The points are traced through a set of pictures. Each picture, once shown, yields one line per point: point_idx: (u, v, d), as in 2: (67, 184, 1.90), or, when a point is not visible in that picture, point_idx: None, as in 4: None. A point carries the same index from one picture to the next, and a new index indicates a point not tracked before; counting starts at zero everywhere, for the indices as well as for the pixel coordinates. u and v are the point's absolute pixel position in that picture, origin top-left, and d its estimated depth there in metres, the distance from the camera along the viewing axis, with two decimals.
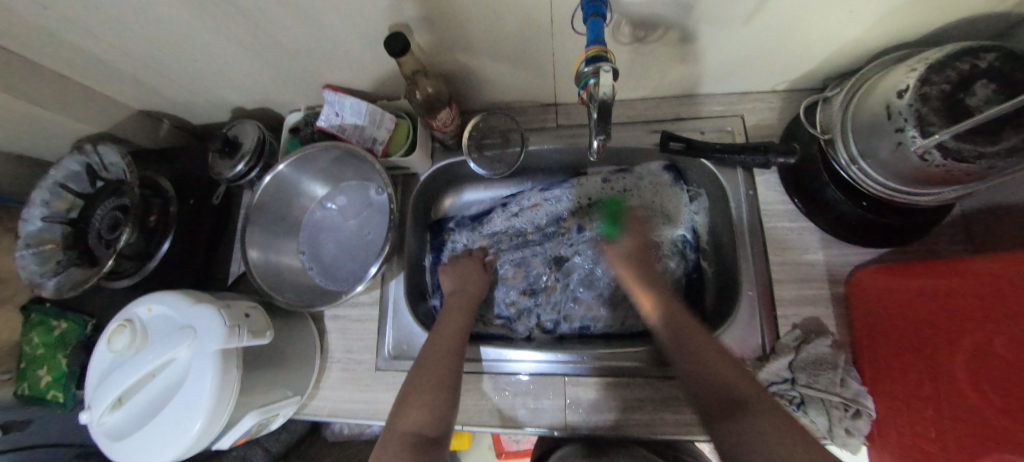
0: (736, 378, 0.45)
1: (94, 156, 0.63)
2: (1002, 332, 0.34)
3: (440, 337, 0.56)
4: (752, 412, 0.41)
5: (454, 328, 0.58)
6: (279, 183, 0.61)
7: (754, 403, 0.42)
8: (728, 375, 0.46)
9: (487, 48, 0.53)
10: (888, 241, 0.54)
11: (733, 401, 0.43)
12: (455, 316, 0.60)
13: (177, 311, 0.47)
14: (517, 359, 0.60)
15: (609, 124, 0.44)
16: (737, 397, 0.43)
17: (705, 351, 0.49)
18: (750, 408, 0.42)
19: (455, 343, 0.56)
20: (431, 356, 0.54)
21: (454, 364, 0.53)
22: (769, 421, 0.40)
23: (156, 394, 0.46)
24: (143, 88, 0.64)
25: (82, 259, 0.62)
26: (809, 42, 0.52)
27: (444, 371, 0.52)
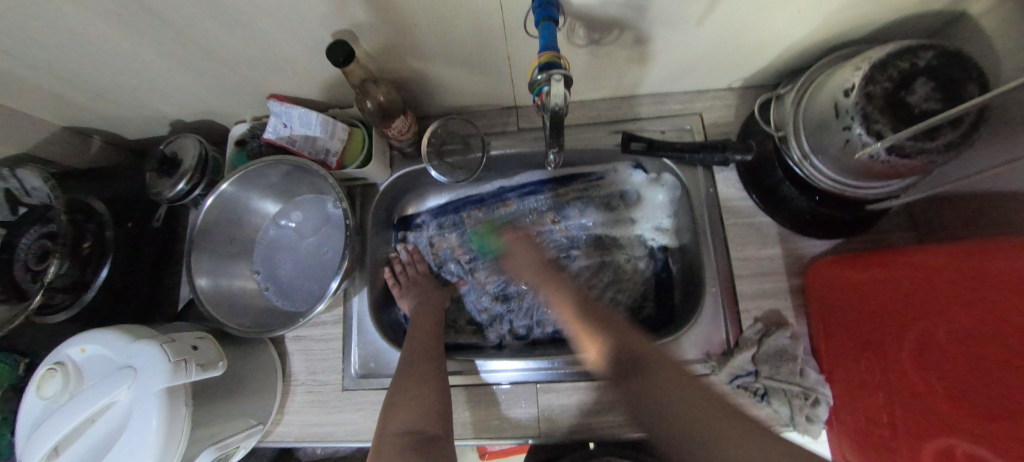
0: (635, 345, 0.52)
1: (13, 180, 0.57)
2: (949, 317, 0.36)
3: (417, 349, 0.55)
4: (652, 372, 0.50)
5: (426, 339, 0.57)
6: (224, 201, 0.57)
7: (649, 360, 0.51)
8: (626, 341, 0.53)
9: (441, 53, 0.50)
10: (838, 232, 0.56)
11: (631, 367, 0.51)
12: (422, 331, 0.59)
13: (114, 351, 0.44)
14: (498, 369, 0.59)
15: (561, 137, 0.45)
16: (635, 358, 0.51)
17: (626, 336, 0.54)
18: (648, 371, 0.50)
19: (433, 353, 0.55)
20: (412, 364, 0.53)
21: (435, 368, 0.53)
22: (666, 372, 0.49)
23: (101, 441, 0.43)
24: (64, 104, 0.58)
25: (8, 294, 0.55)
26: (761, 40, 0.53)
27: (428, 376, 0.51)
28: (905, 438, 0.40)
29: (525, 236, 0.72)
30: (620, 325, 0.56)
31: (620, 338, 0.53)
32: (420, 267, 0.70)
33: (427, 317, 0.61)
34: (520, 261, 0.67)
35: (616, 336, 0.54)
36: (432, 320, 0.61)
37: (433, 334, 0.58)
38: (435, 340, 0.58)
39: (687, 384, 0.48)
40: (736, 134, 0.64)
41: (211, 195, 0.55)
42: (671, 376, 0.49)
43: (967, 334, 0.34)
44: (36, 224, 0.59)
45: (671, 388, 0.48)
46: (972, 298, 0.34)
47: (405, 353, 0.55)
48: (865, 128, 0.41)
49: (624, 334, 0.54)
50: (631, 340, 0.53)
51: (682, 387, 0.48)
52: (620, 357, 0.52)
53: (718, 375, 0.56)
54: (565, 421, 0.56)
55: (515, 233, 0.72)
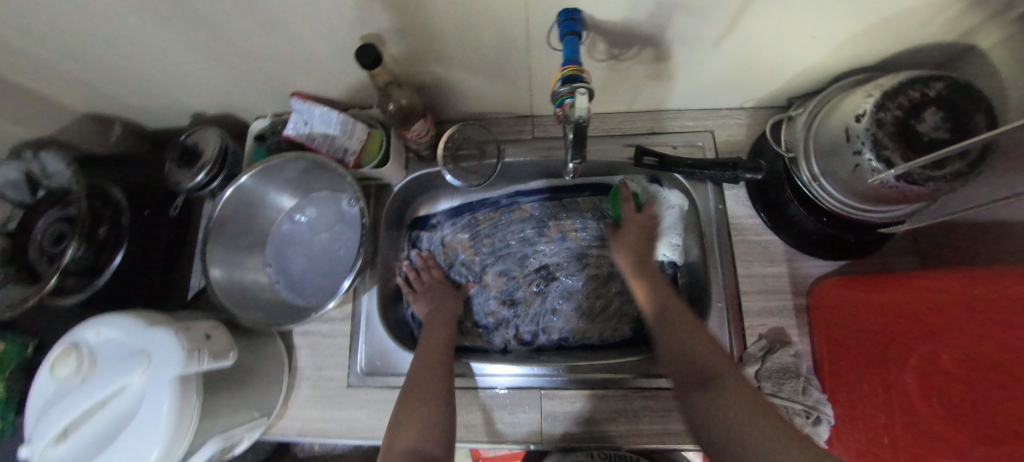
0: (707, 356, 0.46)
1: (36, 162, 0.58)
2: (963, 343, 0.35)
3: (426, 361, 0.55)
4: (726, 388, 0.43)
5: (434, 351, 0.57)
6: (242, 194, 0.58)
7: (727, 378, 0.43)
8: (693, 351, 0.47)
9: (464, 61, 0.52)
10: (844, 253, 0.57)
11: (704, 377, 0.45)
12: (429, 341, 0.58)
13: (130, 336, 0.44)
14: (494, 373, 0.60)
15: (584, 149, 0.46)
16: (709, 370, 0.45)
17: (690, 339, 0.48)
18: (722, 383, 0.43)
19: (443, 366, 0.55)
20: (421, 377, 0.53)
21: (444, 383, 0.53)
22: (745, 396, 0.41)
23: (108, 425, 0.43)
24: (91, 91, 0.59)
25: (22, 274, 0.56)
26: (776, 64, 0.54)
27: (437, 391, 0.52)
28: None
29: (536, 242, 0.72)
30: (698, 334, 0.49)
31: (715, 351, 0.47)
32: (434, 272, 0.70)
33: (438, 324, 0.62)
34: (626, 244, 0.63)
35: (673, 340, 0.50)
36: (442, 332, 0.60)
37: (442, 345, 0.58)
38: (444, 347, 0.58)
39: (757, 402, 0.40)
40: (747, 152, 0.65)
41: (232, 186, 0.56)
42: (743, 393, 0.42)
43: (980, 363, 0.33)
44: (52, 208, 0.60)
45: (731, 403, 0.41)
46: (992, 321, 0.33)
47: (413, 368, 0.55)
48: (875, 154, 0.43)
49: (665, 301, 0.55)
50: (717, 353, 0.46)
51: (745, 404, 0.40)
52: (696, 365, 0.46)
53: None
54: (567, 428, 0.56)
55: (525, 238, 0.72)
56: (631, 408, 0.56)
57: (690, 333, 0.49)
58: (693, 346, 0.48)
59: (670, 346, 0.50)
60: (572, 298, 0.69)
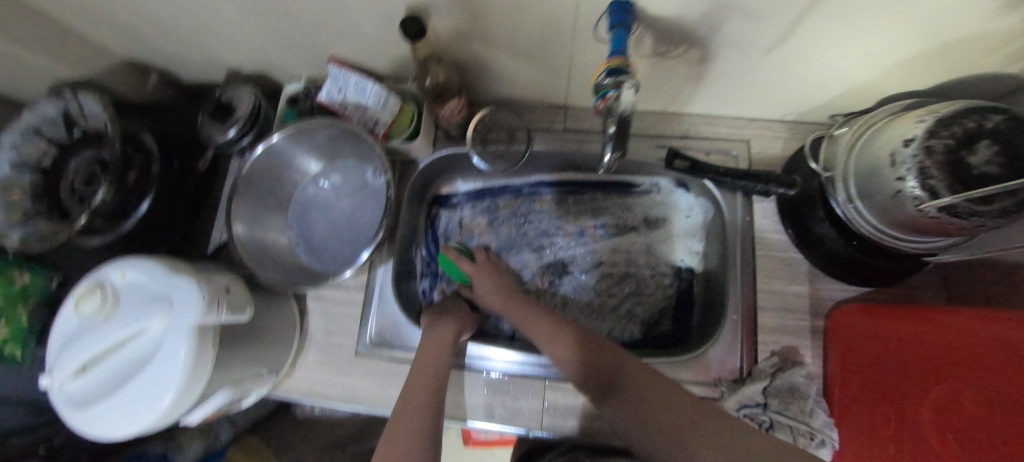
0: (608, 358, 0.54)
1: (74, 102, 0.58)
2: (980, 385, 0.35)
3: (423, 370, 0.53)
4: (629, 382, 0.51)
5: (421, 396, 0.51)
6: (272, 153, 0.58)
7: (625, 372, 0.52)
8: (603, 358, 0.54)
9: (507, 44, 0.51)
10: (870, 280, 0.56)
11: (610, 382, 0.52)
12: (418, 381, 0.52)
13: (152, 281, 0.45)
14: (492, 357, 0.60)
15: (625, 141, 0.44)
16: (612, 371, 0.53)
17: (590, 352, 0.55)
18: (622, 382, 0.51)
19: (427, 421, 0.48)
20: (402, 431, 0.47)
21: (426, 440, 0.47)
22: (644, 384, 0.51)
23: (123, 365, 0.44)
24: (133, 36, 0.59)
25: (53, 209, 0.58)
26: (826, 78, 0.52)
27: (417, 449, 0.46)
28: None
29: (553, 235, 0.72)
30: (586, 340, 0.57)
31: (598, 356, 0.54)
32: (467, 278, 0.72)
33: (435, 344, 0.56)
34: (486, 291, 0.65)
35: (579, 351, 0.55)
36: (438, 361, 0.54)
37: (431, 387, 0.52)
38: (446, 359, 0.55)
39: (656, 394, 0.49)
40: (780, 167, 0.63)
41: (262, 145, 0.56)
42: (641, 385, 0.50)
43: (994, 402, 0.33)
44: (87, 148, 0.61)
45: (646, 389, 0.50)
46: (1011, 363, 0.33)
47: (410, 379, 0.53)
48: (920, 182, 0.41)
49: (561, 326, 0.60)
50: (606, 355, 0.54)
51: (650, 399, 0.49)
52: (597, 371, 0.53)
53: (725, 400, 0.56)
54: (567, 421, 0.57)
55: (544, 229, 0.72)
56: None
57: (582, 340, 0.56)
58: (581, 357, 0.55)
59: (585, 353, 0.55)
60: (583, 294, 0.69)
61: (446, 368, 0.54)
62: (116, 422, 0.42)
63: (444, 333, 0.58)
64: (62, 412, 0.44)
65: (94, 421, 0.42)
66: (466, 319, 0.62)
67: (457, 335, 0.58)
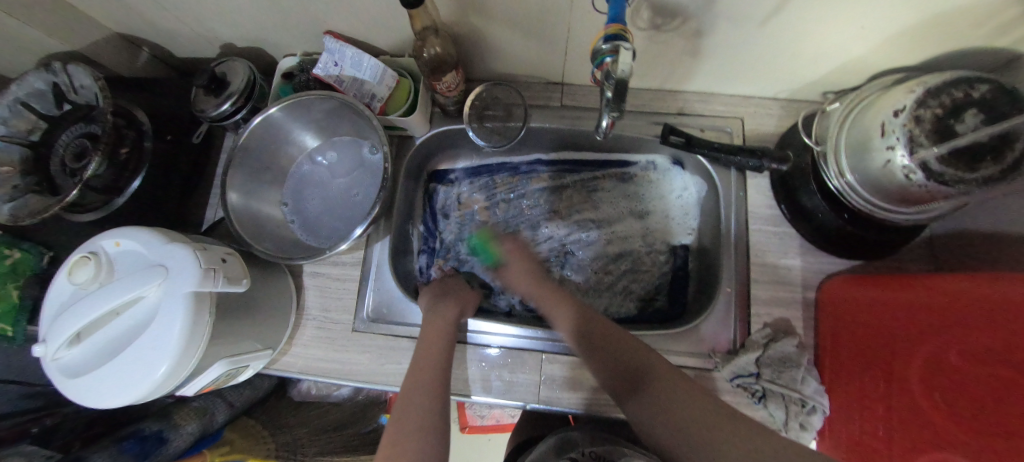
0: (633, 354, 0.51)
1: (63, 75, 0.57)
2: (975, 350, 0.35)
3: (429, 346, 0.53)
4: (654, 384, 0.48)
5: (430, 375, 0.49)
6: (268, 126, 0.58)
7: (653, 374, 0.48)
8: (619, 353, 0.51)
9: (504, 16, 0.51)
10: (860, 254, 0.57)
11: (634, 377, 0.49)
12: (425, 361, 0.51)
13: (147, 249, 0.44)
14: (489, 332, 0.61)
15: (621, 103, 0.41)
16: (638, 369, 0.49)
17: (613, 343, 0.52)
18: (649, 379, 0.48)
19: (434, 401, 0.47)
20: (413, 411, 0.45)
21: (436, 418, 0.45)
22: (671, 390, 0.46)
23: (118, 333, 0.43)
24: (123, 9, 0.58)
25: (42, 186, 0.57)
26: (819, 52, 0.53)
27: (429, 428, 0.44)
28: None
29: (550, 213, 0.73)
30: (618, 335, 0.53)
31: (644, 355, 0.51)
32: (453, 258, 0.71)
33: (438, 324, 0.55)
34: (511, 274, 0.66)
35: (593, 340, 0.53)
36: (443, 342, 0.53)
37: (439, 367, 0.50)
38: (450, 335, 0.55)
39: (696, 405, 0.44)
40: (774, 144, 0.64)
41: (260, 116, 0.55)
42: (675, 392, 0.46)
43: (993, 366, 0.33)
44: (77, 122, 0.59)
45: (671, 395, 0.46)
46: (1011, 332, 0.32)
47: (416, 354, 0.53)
48: (909, 151, 0.42)
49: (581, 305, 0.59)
50: (642, 353, 0.50)
51: (684, 406, 0.44)
52: (625, 363, 0.50)
53: (720, 371, 0.57)
54: (564, 392, 0.57)
55: (541, 207, 0.73)
56: None
57: (613, 332, 0.54)
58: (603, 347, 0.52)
59: (592, 346, 0.53)
60: (581, 271, 0.70)
61: (450, 349, 0.54)
62: (107, 392, 0.41)
63: (444, 312, 0.57)
64: (55, 381, 0.43)
65: (86, 390, 0.42)
66: (461, 295, 0.62)
67: (458, 316, 0.58)
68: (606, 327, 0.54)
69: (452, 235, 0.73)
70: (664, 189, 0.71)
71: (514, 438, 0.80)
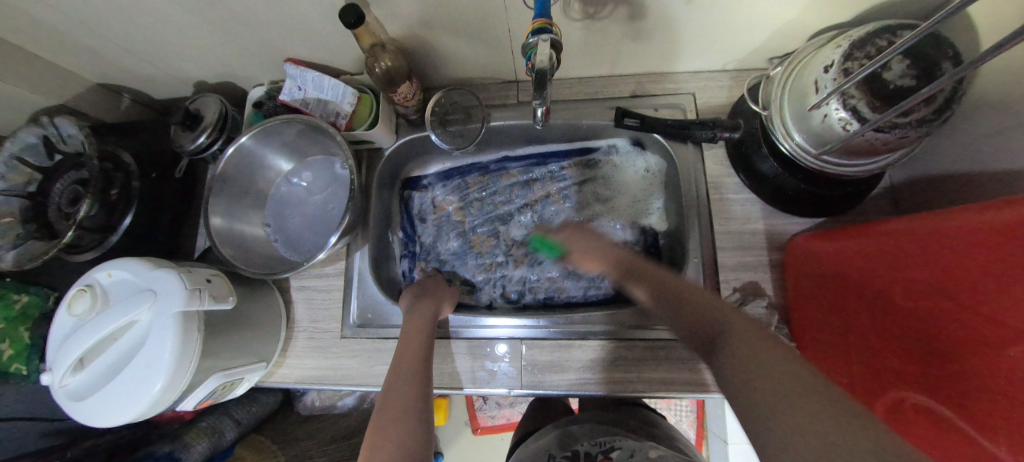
0: (714, 314, 0.45)
1: (52, 128, 0.62)
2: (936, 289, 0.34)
3: (412, 338, 0.55)
4: (732, 338, 0.41)
5: (413, 364, 0.51)
6: (242, 155, 0.61)
7: (733, 329, 0.41)
8: (707, 316, 0.45)
9: (445, 25, 0.54)
10: (818, 212, 0.58)
11: (711, 338, 0.43)
12: (406, 355, 0.53)
13: (137, 276, 0.48)
14: (494, 325, 0.63)
15: (544, 90, 0.46)
16: (717, 329, 0.43)
17: (688, 305, 0.48)
18: (730, 339, 0.41)
19: (417, 388, 0.48)
20: (392, 402, 0.46)
21: (415, 408, 0.45)
22: (753, 341, 0.39)
23: (118, 357, 0.47)
24: (100, 60, 0.62)
25: (42, 232, 0.61)
26: (751, 21, 0.55)
27: (409, 417, 0.44)
28: (882, 417, 0.40)
29: (522, 206, 0.75)
30: (703, 296, 0.48)
31: (732, 313, 0.43)
32: (433, 259, 0.74)
33: (419, 320, 0.57)
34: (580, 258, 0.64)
35: (669, 304, 0.50)
36: (422, 337, 0.55)
37: (421, 357, 0.53)
38: (431, 331, 0.57)
39: (777, 350, 0.37)
40: (726, 114, 0.66)
41: (232, 146, 0.59)
42: (756, 346, 0.38)
43: (959, 304, 0.31)
44: (71, 170, 0.64)
45: (752, 349, 0.38)
46: (974, 267, 0.30)
47: (399, 349, 0.54)
48: (842, 103, 0.42)
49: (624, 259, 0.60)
50: (717, 307, 0.45)
51: (767, 357, 0.36)
52: (707, 329, 0.44)
53: None
54: (551, 375, 0.60)
55: (513, 202, 0.75)
56: (606, 357, 0.59)
57: (698, 299, 0.48)
58: (695, 316, 0.46)
59: (667, 307, 0.50)
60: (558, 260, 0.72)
61: (430, 345, 0.55)
62: (112, 411, 0.45)
63: (423, 310, 0.59)
64: (63, 406, 0.47)
65: (92, 411, 0.45)
66: (441, 293, 0.65)
67: (436, 313, 0.60)
68: (688, 291, 0.50)
69: (431, 237, 0.75)
70: (626, 170, 0.73)
71: (519, 430, 0.80)
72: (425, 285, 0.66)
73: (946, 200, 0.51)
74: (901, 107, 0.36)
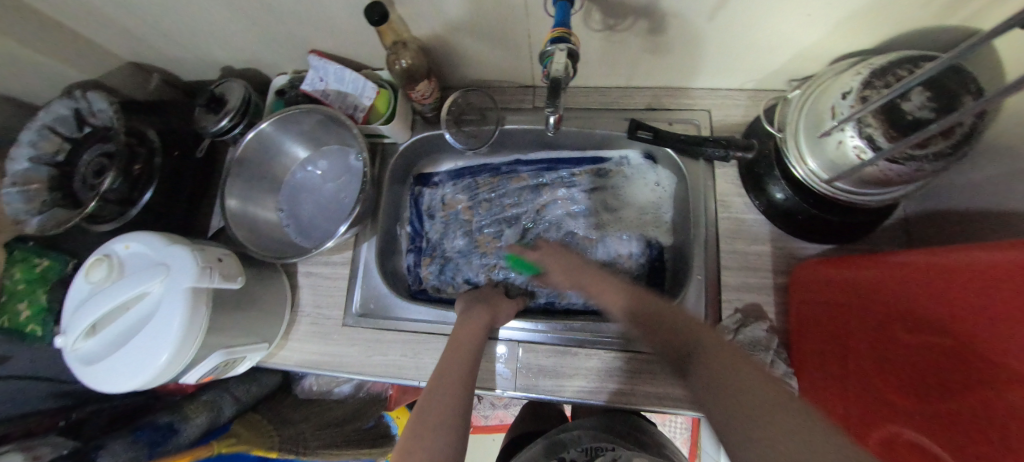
0: (681, 326, 0.45)
1: (83, 101, 0.64)
2: (945, 325, 0.33)
3: (461, 341, 0.54)
4: (702, 352, 0.42)
5: (462, 367, 0.50)
6: (261, 140, 0.63)
7: (702, 344, 0.42)
8: (673, 327, 0.46)
9: (467, 27, 0.55)
10: (828, 238, 0.57)
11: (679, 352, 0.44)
12: (457, 353, 0.52)
13: (152, 250, 0.50)
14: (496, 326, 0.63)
15: (557, 99, 0.46)
16: (684, 344, 0.44)
17: (660, 315, 0.48)
18: (700, 353, 0.42)
19: (460, 397, 0.46)
20: (435, 406, 0.43)
21: (454, 417, 0.43)
22: (724, 357, 0.40)
23: (128, 326, 0.48)
24: (133, 40, 0.65)
25: (66, 201, 0.63)
26: (772, 41, 0.54)
27: (448, 420, 0.43)
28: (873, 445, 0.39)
29: (529, 210, 0.76)
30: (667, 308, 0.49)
31: (698, 321, 0.45)
32: (438, 255, 0.75)
33: (471, 326, 0.56)
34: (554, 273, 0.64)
35: (646, 316, 0.50)
36: (473, 344, 0.54)
37: (469, 362, 0.51)
38: (483, 339, 0.55)
39: (746, 367, 0.37)
40: (740, 133, 0.66)
41: (252, 132, 0.61)
42: (727, 363, 0.39)
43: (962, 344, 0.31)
44: (97, 143, 0.67)
45: (721, 365, 0.39)
46: (981, 308, 0.30)
47: (447, 350, 0.53)
48: (857, 131, 0.42)
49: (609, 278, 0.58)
50: (683, 318, 0.46)
51: (742, 374, 0.37)
52: (672, 338, 0.45)
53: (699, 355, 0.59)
54: (546, 380, 0.60)
55: (521, 205, 0.76)
56: (600, 366, 0.59)
57: (670, 312, 0.48)
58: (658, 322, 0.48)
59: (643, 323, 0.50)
60: None
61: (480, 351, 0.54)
62: (119, 378, 0.46)
63: (478, 317, 0.58)
64: (74, 370, 0.49)
65: (101, 377, 0.47)
66: (488, 297, 0.63)
67: (492, 321, 0.58)
68: (657, 301, 0.51)
69: (438, 234, 0.76)
70: (635, 182, 0.73)
71: (511, 431, 0.80)
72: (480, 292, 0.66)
73: (959, 235, 0.50)
74: (914, 140, 0.36)
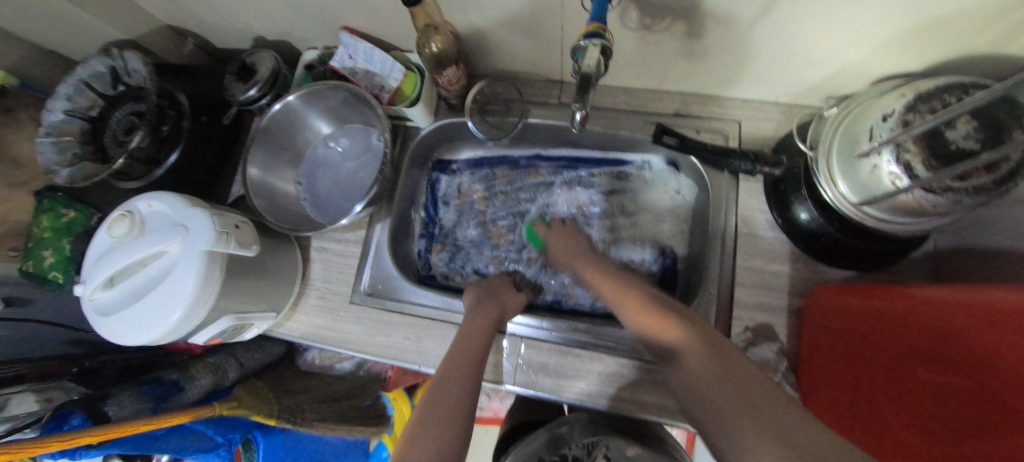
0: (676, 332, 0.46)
1: (119, 60, 0.66)
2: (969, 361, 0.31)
3: (471, 332, 0.54)
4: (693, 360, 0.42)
5: (470, 362, 0.49)
6: (287, 112, 0.64)
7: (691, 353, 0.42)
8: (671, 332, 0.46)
9: (500, 16, 0.54)
10: (851, 264, 0.55)
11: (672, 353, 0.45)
12: (466, 348, 0.51)
13: (173, 210, 0.51)
14: None
15: (585, 94, 0.45)
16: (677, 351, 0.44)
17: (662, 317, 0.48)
18: (689, 363, 0.42)
19: (465, 394, 0.45)
20: (443, 399, 0.43)
21: (461, 412, 0.42)
22: (730, 366, 0.39)
23: (142, 283, 0.49)
24: (171, 4, 0.66)
25: (95, 155, 0.65)
26: (815, 55, 0.52)
27: (453, 415, 0.42)
28: None
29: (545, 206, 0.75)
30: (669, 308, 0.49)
31: (705, 336, 0.44)
32: (449, 243, 0.75)
33: (480, 322, 0.55)
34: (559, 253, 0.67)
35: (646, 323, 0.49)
36: (483, 340, 0.53)
37: (477, 355, 0.51)
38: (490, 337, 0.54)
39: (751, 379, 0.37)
40: (769, 147, 0.64)
41: (279, 103, 0.61)
42: (728, 371, 0.38)
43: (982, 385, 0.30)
44: (128, 102, 0.68)
45: (720, 373, 0.39)
46: (1003, 348, 0.29)
47: (455, 343, 0.53)
48: (895, 156, 0.40)
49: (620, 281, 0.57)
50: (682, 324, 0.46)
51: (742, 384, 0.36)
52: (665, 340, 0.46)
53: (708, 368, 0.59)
54: (546, 378, 0.60)
55: (537, 200, 0.75)
56: (602, 370, 0.59)
57: (674, 316, 0.48)
58: (667, 324, 0.47)
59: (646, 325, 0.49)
60: None
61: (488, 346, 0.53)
62: (132, 332, 0.47)
63: (488, 313, 0.57)
64: (90, 319, 0.50)
65: (116, 329, 0.48)
66: (489, 289, 0.64)
67: (501, 317, 0.58)
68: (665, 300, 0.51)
69: (452, 220, 0.76)
70: (655, 188, 0.72)
71: (506, 423, 0.81)
72: (490, 286, 0.65)
73: (990, 273, 0.48)
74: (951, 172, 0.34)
